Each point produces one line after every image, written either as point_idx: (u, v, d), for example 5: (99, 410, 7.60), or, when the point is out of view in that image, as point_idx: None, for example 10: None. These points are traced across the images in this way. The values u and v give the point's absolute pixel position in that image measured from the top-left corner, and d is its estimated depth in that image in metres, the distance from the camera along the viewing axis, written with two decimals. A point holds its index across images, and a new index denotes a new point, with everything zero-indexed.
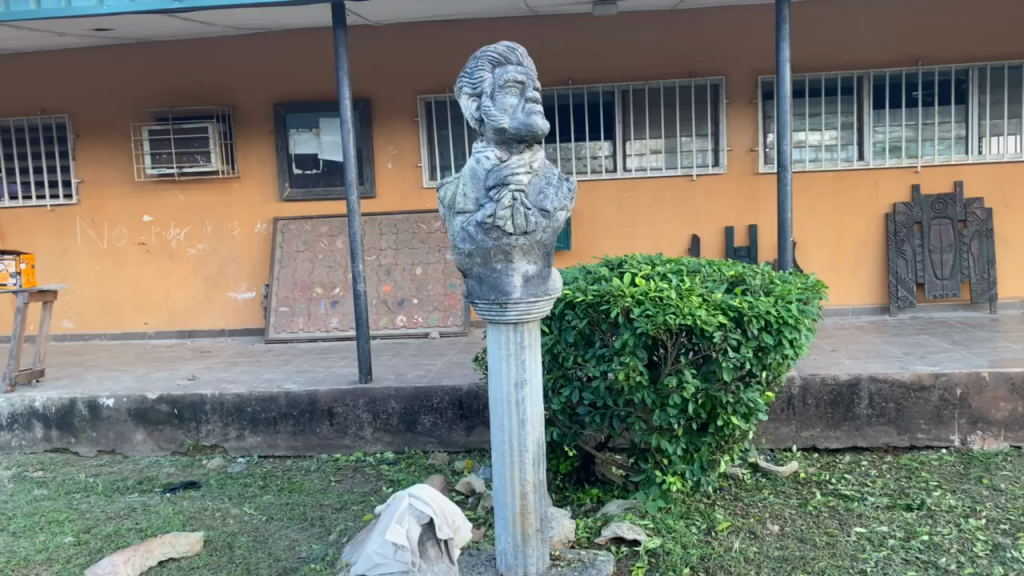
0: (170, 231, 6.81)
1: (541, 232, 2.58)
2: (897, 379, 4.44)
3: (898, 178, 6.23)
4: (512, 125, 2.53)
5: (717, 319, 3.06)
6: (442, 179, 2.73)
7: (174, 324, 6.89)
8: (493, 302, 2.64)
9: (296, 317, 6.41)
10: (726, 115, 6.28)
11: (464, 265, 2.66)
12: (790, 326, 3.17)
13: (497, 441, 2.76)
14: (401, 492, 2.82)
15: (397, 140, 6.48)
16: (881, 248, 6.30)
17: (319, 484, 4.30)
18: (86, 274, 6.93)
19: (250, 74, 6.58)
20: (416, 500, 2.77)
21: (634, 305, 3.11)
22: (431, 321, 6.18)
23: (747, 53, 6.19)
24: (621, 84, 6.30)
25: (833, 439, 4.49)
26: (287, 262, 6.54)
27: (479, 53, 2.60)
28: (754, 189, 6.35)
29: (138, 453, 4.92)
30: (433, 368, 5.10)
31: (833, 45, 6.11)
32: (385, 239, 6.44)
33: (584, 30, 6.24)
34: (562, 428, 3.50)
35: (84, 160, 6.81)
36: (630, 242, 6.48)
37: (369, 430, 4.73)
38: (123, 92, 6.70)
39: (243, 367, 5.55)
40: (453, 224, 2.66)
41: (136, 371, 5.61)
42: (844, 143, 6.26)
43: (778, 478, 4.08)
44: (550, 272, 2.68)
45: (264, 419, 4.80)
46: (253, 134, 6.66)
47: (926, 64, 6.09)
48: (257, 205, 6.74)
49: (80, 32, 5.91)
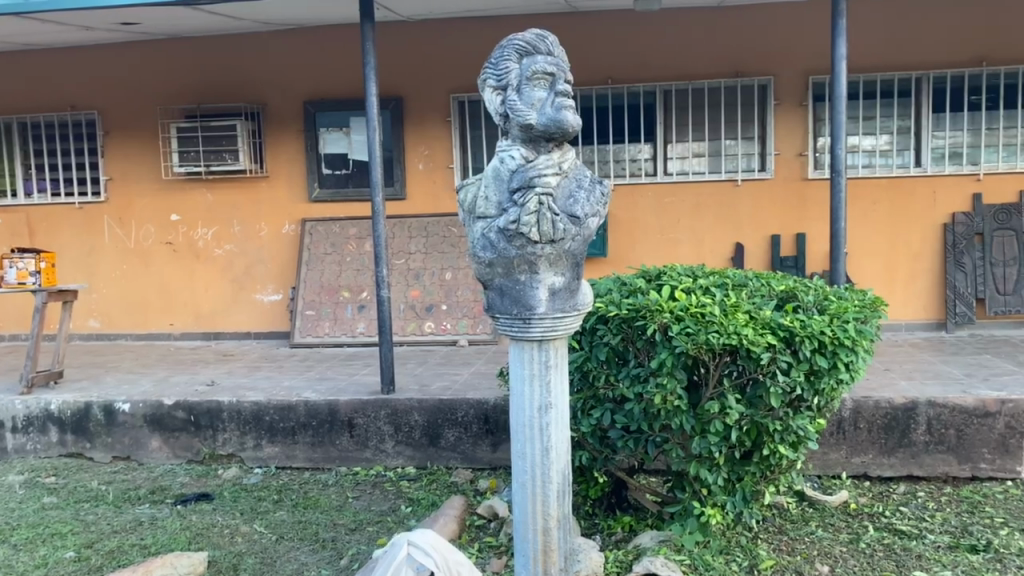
0: (197, 230, 6.67)
1: (570, 241, 2.32)
2: (958, 404, 4.11)
3: (957, 186, 5.85)
4: (539, 121, 2.28)
5: (765, 339, 2.78)
6: (463, 181, 2.50)
7: (200, 326, 6.75)
8: (516, 317, 2.39)
9: (322, 321, 6.22)
10: (775, 117, 5.95)
11: (485, 275, 2.42)
12: (847, 348, 2.87)
13: (519, 471, 2.51)
14: (403, 538, 2.68)
15: (429, 140, 6.26)
16: (938, 260, 5.92)
17: (336, 500, 4.08)
18: (113, 273, 6.82)
19: (280, 71, 6.41)
20: (416, 550, 2.61)
21: (673, 321, 2.84)
22: (460, 328, 5.96)
23: (799, 51, 5.87)
24: (663, 84, 6.02)
25: (887, 467, 4.15)
26: (314, 265, 6.36)
27: (505, 41, 2.36)
28: (803, 197, 6.01)
29: (154, 461, 4.76)
30: (459, 379, 4.86)
31: (891, 44, 5.76)
32: (414, 242, 6.23)
33: (625, 27, 5.98)
34: (592, 452, 3.22)
35: (112, 157, 6.70)
36: (671, 250, 6.17)
37: (390, 443, 4.50)
38: (152, 88, 6.58)
39: (264, 373, 5.37)
40: (473, 231, 2.43)
41: (156, 374, 5.47)
42: (900, 148, 5.91)
43: (826, 509, 3.77)
44: (579, 285, 2.42)
45: (283, 428, 4.61)
46: (281, 133, 6.48)
47: (991, 65, 5.71)
48: (285, 205, 6.56)
49: (107, 26, 5.78)
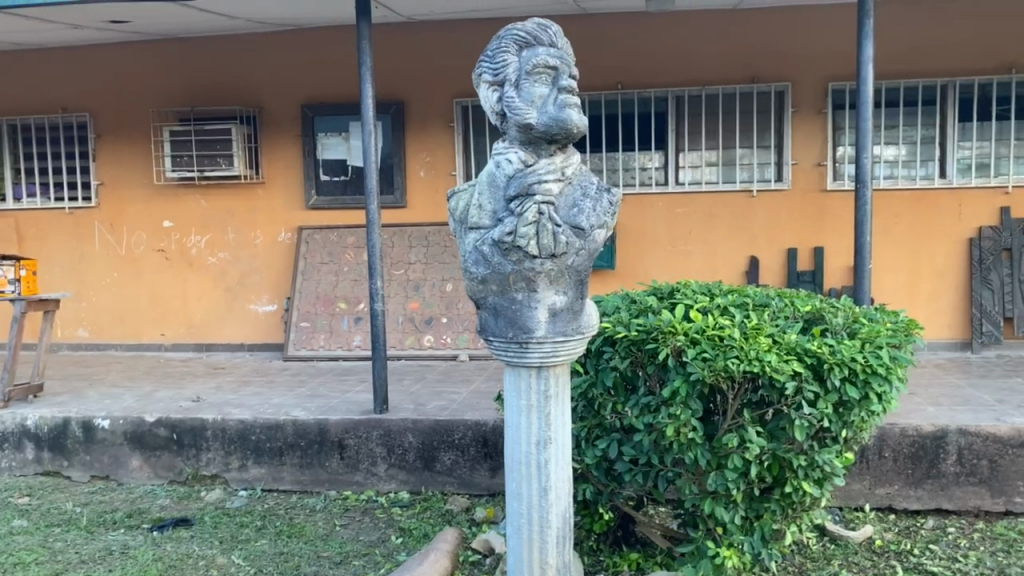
0: (191, 238, 6.43)
1: (572, 255, 2.06)
2: (992, 433, 3.80)
3: (984, 200, 5.56)
4: (540, 121, 2.03)
5: (790, 367, 2.51)
6: (454, 188, 2.25)
7: (192, 337, 6.50)
8: (511, 341, 2.13)
9: (317, 334, 5.98)
10: (792, 125, 5.69)
11: (477, 293, 2.16)
12: (880, 377, 2.59)
13: (514, 513, 2.26)
14: None
15: (431, 147, 6.01)
16: (963, 278, 5.64)
17: (322, 529, 3.82)
18: (103, 281, 6.59)
19: (278, 75, 6.18)
20: None
21: (688, 345, 2.58)
22: (461, 342, 5.71)
23: (817, 58, 5.61)
24: (675, 90, 5.76)
25: (913, 499, 3.86)
26: (310, 275, 6.11)
27: (503, 32, 2.11)
28: (821, 210, 5.73)
29: (134, 480, 4.50)
30: (457, 399, 4.57)
31: (915, 51, 5.49)
32: (414, 252, 5.97)
33: (635, 30, 5.73)
34: (597, 486, 2.94)
35: (104, 161, 6.49)
36: (682, 265, 5.91)
37: (383, 466, 4.23)
38: (146, 90, 6.36)
39: (254, 388, 5.10)
40: (464, 243, 2.17)
41: (142, 388, 5.21)
42: (923, 158, 5.63)
43: (849, 546, 3.50)
44: (583, 306, 2.15)
45: (269, 448, 4.34)
46: (278, 138, 6.25)
47: (1020, 73, 5.43)
48: (281, 212, 6.31)
49: (95, 24, 5.57)
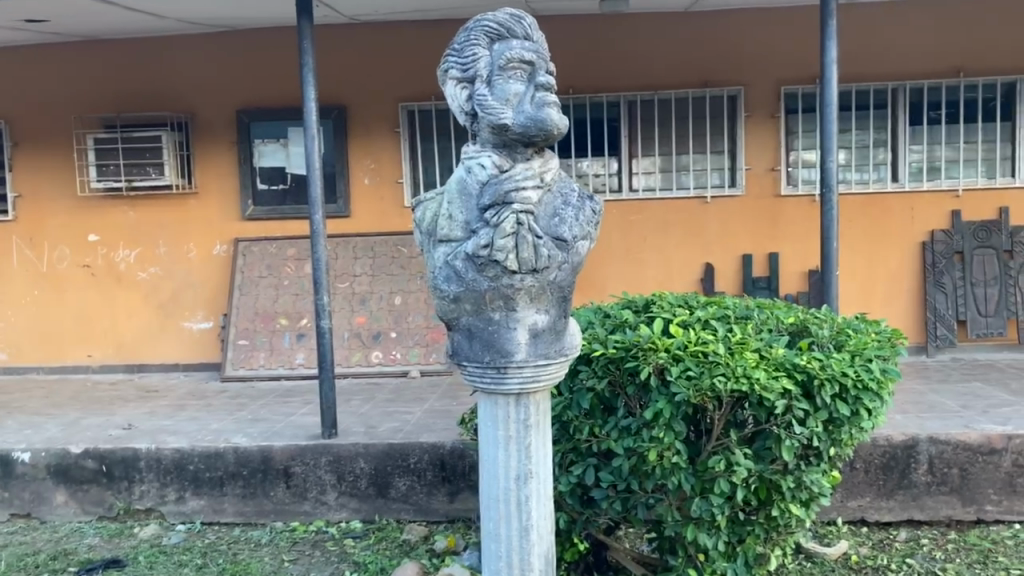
0: (118, 253, 6.04)
1: (555, 270, 1.86)
2: (962, 441, 3.73)
3: (935, 204, 5.56)
4: (516, 121, 1.83)
5: (779, 384, 2.36)
6: (419, 197, 2.02)
7: (121, 358, 6.10)
8: (489, 366, 1.92)
9: (257, 352, 5.65)
10: (745, 129, 5.60)
11: (448, 314, 1.94)
12: (871, 392, 2.45)
13: (491, 556, 2.06)
14: None
15: (375, 152, 5.75)
16: (916, 282, 5.62)
17: (270, 565, 3.54)
18: (21, 300, 6.14)
19: (211, 79, 5.85)
20: None
21: (671, 363, 2.41)
22: (411, 358, 5.46)
23: (769, 61, 5.54)
24: (627, 95, 5.63)
25: (885, 510, 3.76)
26: (248, 289, 5.78)
27: (471, 23, 1.91)
28: (776, 215, 5.66)
29: (58, 518, 4.13)
30: (411, 420, 4.32)
31: (865, 54, 5.46)
32: (359, 264, 5.70)
33: (585, 33, 5.58)
34: (570, 514, 2.73)
35: (22, 171, 6.06)
36: (638, 273, 5.76)
37: (332, 494, 3.95)
38: (66, 95, 5.96)
39: (190, 413, 4.76)
40: (433, 257, 1.95)
41: (67, 415, 4.83)
42: (875, 162, 5.60)
43: (825, 563, 3.37)
44: (566, 326, 1.96)
45: (209, 479, 4.03)
46: (212, 145, 5.91)
47: (968, 76, 5.45)
48: (216, 223, 5.97)
49: (10, 23, 5.17)
